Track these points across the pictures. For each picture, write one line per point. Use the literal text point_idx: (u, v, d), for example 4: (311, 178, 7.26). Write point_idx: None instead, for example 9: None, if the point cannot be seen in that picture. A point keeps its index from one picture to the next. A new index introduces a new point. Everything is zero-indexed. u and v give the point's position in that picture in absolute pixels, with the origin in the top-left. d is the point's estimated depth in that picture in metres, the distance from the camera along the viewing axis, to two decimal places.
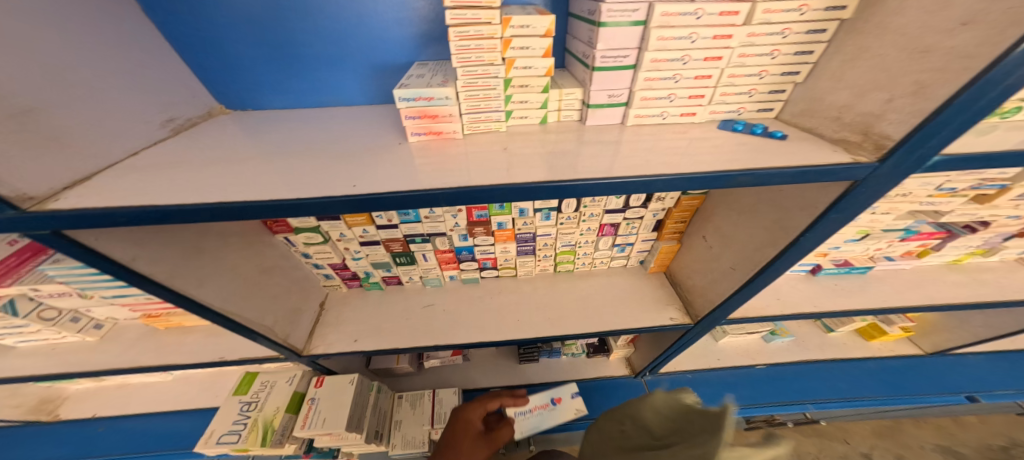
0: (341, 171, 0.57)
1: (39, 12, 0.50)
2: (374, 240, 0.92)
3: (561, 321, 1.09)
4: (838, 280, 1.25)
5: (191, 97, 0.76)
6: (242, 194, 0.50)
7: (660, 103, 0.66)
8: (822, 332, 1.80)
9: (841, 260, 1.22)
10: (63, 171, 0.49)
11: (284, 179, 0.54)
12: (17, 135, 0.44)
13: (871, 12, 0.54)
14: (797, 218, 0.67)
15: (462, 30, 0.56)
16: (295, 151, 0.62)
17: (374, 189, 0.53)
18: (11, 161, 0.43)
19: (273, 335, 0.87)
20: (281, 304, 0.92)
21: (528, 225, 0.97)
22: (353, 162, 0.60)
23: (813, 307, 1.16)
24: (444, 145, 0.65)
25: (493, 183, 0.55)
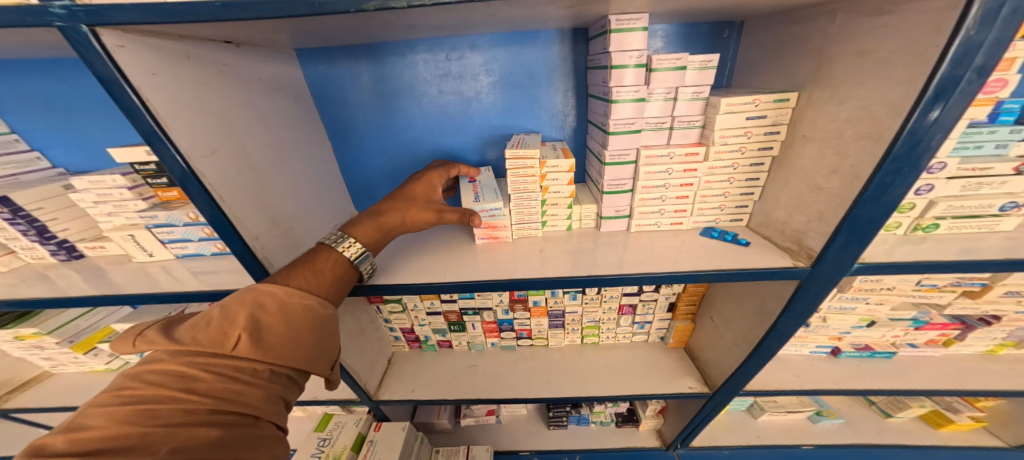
0: (435, 266, 0.87)
1: (296, 169, 0.92)
2: (437, 310, 1.20)
3: (587, 384, 1.24)
4: (861, 363, 1.25)
5: (345, 208, 1.16)
6: (383, 280, 0.83)
7: (654, 215, 0.90)
8: (880, 417, 1.70)
9: (861, 344, 1.23)
10: (293, 258, 0.87)
11: (401, 272, 0.85)
12: (284, 243, 0.84)
13: (788, 155, 0.74)
14: (772, 306, 0.83)
15: (515, 172, 0.86)
16: (404, 249, 0.96)
17: (459, 278, 0.81)
18: (279, 257, 0.82)
19: (357, 378, 1.13)
20: (365, 356, 1.19)
21: (558, 303, 1.19)
22: (440, 260, 0.90)
23: (834, 384, 1.18)
24: (498, 247, 0.93)
25: (533, 277, 0.81)
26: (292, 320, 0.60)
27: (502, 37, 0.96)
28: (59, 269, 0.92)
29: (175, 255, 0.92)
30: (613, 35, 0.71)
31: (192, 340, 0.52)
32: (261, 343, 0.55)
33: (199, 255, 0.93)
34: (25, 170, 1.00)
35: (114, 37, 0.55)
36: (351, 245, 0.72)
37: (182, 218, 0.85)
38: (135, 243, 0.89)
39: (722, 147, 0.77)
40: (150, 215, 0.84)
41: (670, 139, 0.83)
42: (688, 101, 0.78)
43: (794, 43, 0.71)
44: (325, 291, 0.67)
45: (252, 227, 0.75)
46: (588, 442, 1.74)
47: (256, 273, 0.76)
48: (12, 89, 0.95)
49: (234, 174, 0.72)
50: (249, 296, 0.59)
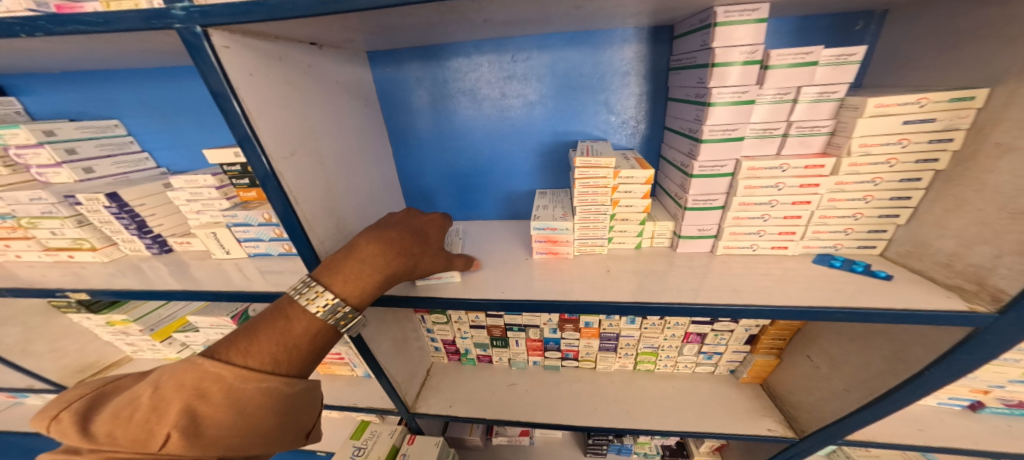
0: (494, 280, 0.80)
1: (362, 173, 0.90)
2: (482, 324, 1.13)
3: (643, 416, 1.10)
4: (1009, 422, 0.99)
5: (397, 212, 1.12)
6: (445, 293, 0.77)
7: (749, 236, 0.77)
8: None
9: (1014, 400, 0.97)
10: None
11: (455, 286, 0.79)
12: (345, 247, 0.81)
13: (965, 170, 0.59)
14: (918, 353, 0.67)
15: (584, 183, 0.78)
16: None
17: (527, 295, 0.74)
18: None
19: (398, 388, 1.09)
20: (407, 366, 1.15)
21: (613, 326, 1.08)
22: (498, 275, 0.82)
23: (974, 445, 0.95)
24: (559, 264, 0.84)
25: (605, 299, 0.70)
26: (240, 409, 0.52)
27: (577, 36, 0.89)
28: (152, 262, 0.96)
29: (248, 254, 0.92)
30: (717, 29, 0.61)
31: (114, 437, 0.48)
32: (198, 440, 0.49)
33: (268, 255, 0.92)
34: (135, 169, 1.08)
35: (222, 38, 0.53)
36: (321, 299, 0.59)
37: (257, 218, 0.85)
38: (215, 240, 0.90)
39: (861, 159, 0.64)
40: (230, 214, 0.85)
41: (782, 149, 0.70)
42: (812, 103, 0.65)
43: (971, 30, 0.57)
44: (294, 366, 0.58)
45: (320, 230, 0.73)
46: None
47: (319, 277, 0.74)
48: (125, 94, 1.02)
49: (308, 176, 0.70)
50: (189, 380, 0.51)
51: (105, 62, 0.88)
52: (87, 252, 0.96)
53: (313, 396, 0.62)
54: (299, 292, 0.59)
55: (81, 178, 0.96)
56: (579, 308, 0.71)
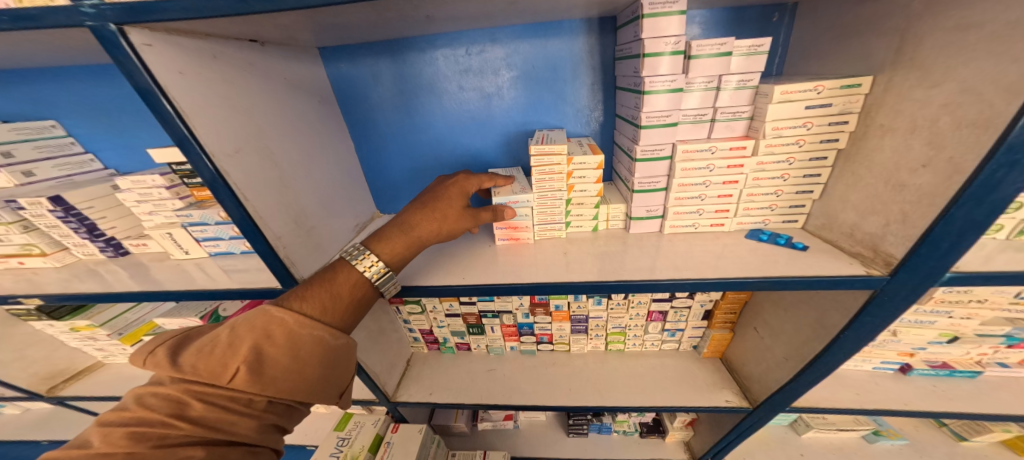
0: (455, 268, 0.83)
1: (319, 169, 0.91)
2: (456, 312, 1.14)
3: (611, 392, 1.16)
4: (937, 383, 1.10)
5: (363, 208, 1.11)
6: (408, 280, 0.80)
7: (691, 215, 0.83)
8: (952, 441, 1.52)
9: (937, 361, 1.09)
10: (317, 261, 0.85)
11: (418, 274, 0.82)
12: (306, 242, 0.82)
13: (861, 148, 0.66)
14: (835, 318, 0.73)
15: (541, 171, 0.81)
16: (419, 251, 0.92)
17: (483, 280, 0.77)
18: (302, 256, 0.80)
19: (376, 378, 1.10)
20: (382, 356, 1.15)
21: (581, 308, 1.11)
22: (459, 264, 0.85)
23: (903, 404, 1.05)
24: (521, 249, 0.87)
25: (559, 279, 0.75)
26: (295, 353, 0.59)
27: (527, 30, 0.92)
28: (110, 265, 0.95)
29: (208, 253, 0.92)
30: (646, 21, 0.65)
31: (195, 368, 0.55)
32: (260, 378, 0.56)
33: (229, 253, 0.93)
34: (80, 171, 1.05)
35: (142, 36, 0.54)
36: (365, 260, 0.67)
37: (213, 217, 0.86)
38: (172, 241, 0.90)
39: (775, 141, 0.71)
40: (185, 214, 0.85)
41: (711, 133, 0.77)
42: (734, 90, 0.71)
43: (865, 23, 0.64)
44: (338, 317, 0.65)
45: (276, 225, 0.74)
46: (608, 451, 1.64)
47: (279, 273, 0.75)
48: (66, 94, 0.99)
49: (258, 173, 0.71)
50: (259, 323, 0.59)
51: (45, 61, 0.86)
52: (37, 258, 0.94)
53: (352, 355, 0.67)
54: (350, 253, 0.68)
55: (22, 182, 0.93)
56: (530, 290, 0.74)
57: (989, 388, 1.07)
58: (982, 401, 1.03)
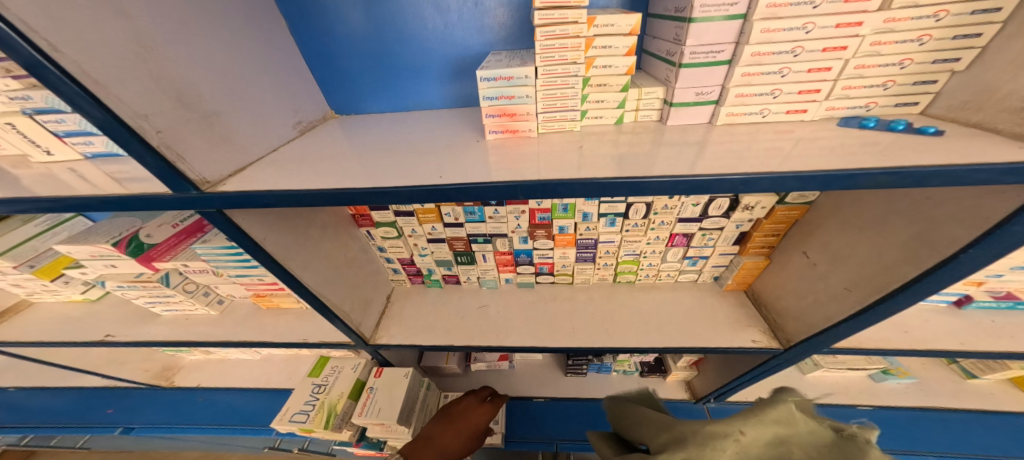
0: (423, 165, 0.56)
1: (218, 21, 0.56)
2: (440, 237, 0.88)
3: (623, 332, 1.00)
4: (994, 316, 0.92)
5: (314, 103, 0.77)
6: (351, 182, 0.51)
7: (760, 99, 0.59)
8: (959, 378, 1.42)
9: (1001, 291, 0.90)
10: (231, 162, 0.55)
11: (372, 172, 0.54)
12: (204, 131, 0.51)
13: None
14: (953, 231, 0.53)
15: (548, 30, 0.54)
16: (384, 148, 0.62)
17: (464, 179, 0.52)
18: (197, 149, 0.50)
19: (350, 321, 0.85)
20: (358, 292, 0.89)
21: (591, 231, 0.91)
22: (432, 160, 0.58)
23: (957, 345, 0.85)
24: (519, 143, 0.63)
25: (574, 176, 0.52)
26: None
27: None
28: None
29: (81, 155, 0.67)
30: None
31: None
32: None
33: (114, 157, 0.68)
34: None
35: None
36: None
37: None
38: (17, 135, 0.63)
39: None
40: (20, 95, 0.58)
41: None
42: None
43: None
44: None
45: (127, 91, 0.42)
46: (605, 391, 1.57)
47: (159, 173, 0.46)
48: None
49: None
50: None
51: None
52: None
53: None
54: None
55: None
56: (534, 191, 0.52)
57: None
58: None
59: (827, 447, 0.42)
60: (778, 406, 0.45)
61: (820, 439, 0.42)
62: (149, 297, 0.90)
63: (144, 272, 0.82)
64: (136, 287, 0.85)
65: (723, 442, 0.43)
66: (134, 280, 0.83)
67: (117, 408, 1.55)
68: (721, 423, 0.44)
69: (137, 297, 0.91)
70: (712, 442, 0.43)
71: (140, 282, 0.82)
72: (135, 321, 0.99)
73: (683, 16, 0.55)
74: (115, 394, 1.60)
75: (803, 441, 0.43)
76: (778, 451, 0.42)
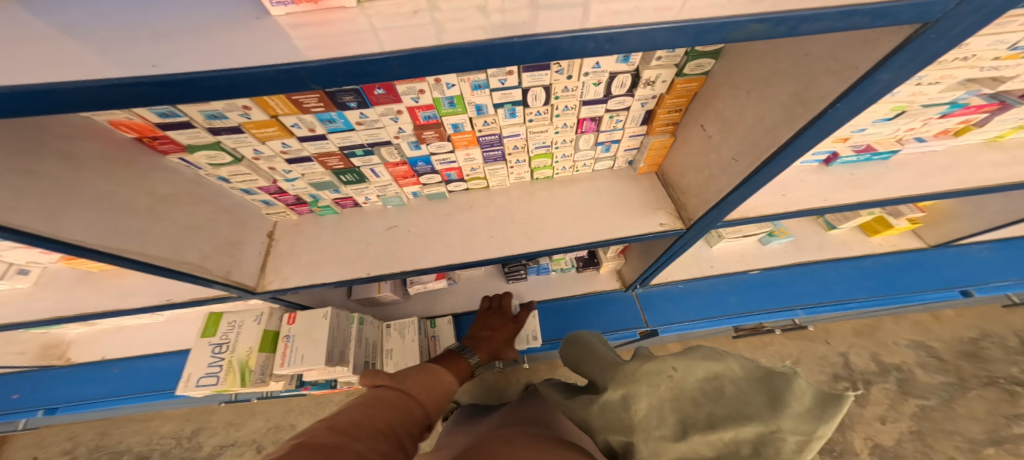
0: (135, 46, 0.36)
1: None
2: (304, 155, 0.73)
3: (540, 234, 0.98)
4: (854, 170, 0.96)
5: None
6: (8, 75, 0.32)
7: None
8: (822, 230, 1.65)
9: (861, 146, 0.91)
10: None
11: (56, 59, 0.34)
12: None
13: None
14: (826, 85, 0.48)
15: None
16: (82, 19, 0.38)
17: (200, 65, 0.34)
18: None
19: (206, 272, 0.71)
20: (205, 236, 0.73)
21: (490, 125, 0.79)
22: (149, 41, 0.36)
23: (820, 202, 0.90)
24: (327, 19, 0.40)
25: (385, 48, 0.37)
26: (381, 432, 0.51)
27: None
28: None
29: None
30: None
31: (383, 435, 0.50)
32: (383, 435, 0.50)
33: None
34: None
35: None
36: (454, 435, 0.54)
37: None
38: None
39: None
40: None
41: None
42: None
43: None
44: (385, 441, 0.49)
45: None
46: (544, 290, 1.66)
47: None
48: None
49: None
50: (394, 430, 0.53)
51: None
52: None
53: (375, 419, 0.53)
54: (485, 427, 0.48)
55: None
56: (326, 74, 0.37)
57: (896, 168, 0.96)
58: (885, 182, 0.93)
59: (750, 378, 0.47)
60: (706, 346, 0.51)
61: (747, 372, 0.48)
62: None
63: None
64: None
65: (657, 378, 0.49)
66: None
67: (25, 392, 1.37)
68: (655, 363, 0.50)
69: None
70: (649, 378, 0.49)
71: None
72: None
73: None
74: (15, 379, 1.39)
75: (734, 375, 0.48)
76: (713, 383, 0.47)
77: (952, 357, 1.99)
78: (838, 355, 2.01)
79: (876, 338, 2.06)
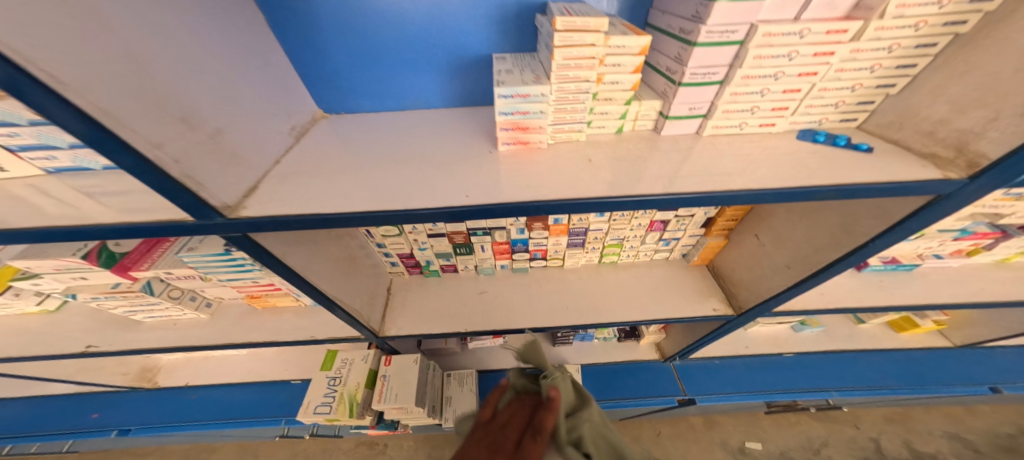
0: (436, 182, 0.63)
1: (216, 40, 0.54)
2: (441, 232, 0.99)
3: (609, 307, 1.14)
4: (883, 277, 1.14)
5: (301, 104, 0.76)
6: (377, 201, 0.58)
7: (741, 114, 0.68)
8: (853, 324, 1.76)
9: (888, 256, 1.10)
10: (236, 181, 0.54)
11: (394, 190, 0.61)
12: (213, 152, 0.50)
13: (997, 28, 0.53)
14: (868, 225, 0.69)
15: (568, 51, 0.56)
16: (393, 162, 0.68)
17: (489, 198, 0.59)
18: (213, 173, 0.49)
19: (360, 316, 0.95)
20: (363, 291, 0.99)
21: (582, 220, 1.01)
22: (433, 177, 0.64)
23: (853, 302, 1.07)
24: (532, 155, 0.69)
25: (589, 195, 0.60)
26: None
27: None
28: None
29: (45, 171, 0.59)
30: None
31: None
32: None
33: (85, 172, 0.61)
34: None
35: None
36: None
37: (22, 114, 0.50)
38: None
39: (891, 22, 0.54)
40: None
41: (802, 12, 0.56)
42: None
43: None
44: None
45: (141, 127, 0.41)
46: (588, 355, 1.75)
47: (181, 202, 0.45)
48: None
49: (78, 41, 0.35)
50: None
51: None
52: None
53: None
54: None
55: None
56: (557, 209, 0.60)
57: (919, 277, 1.13)
58: (910, 289, 1.10)
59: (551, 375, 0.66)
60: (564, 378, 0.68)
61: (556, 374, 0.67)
62: (131, 307, 0.88)
63: (123, 283, 0.81)
64: (115, 297, 0.83)
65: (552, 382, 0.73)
66: (111, 291, 0.82)
67: (101, 411, 1.46)
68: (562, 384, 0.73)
69: (116, 307, 0.88)
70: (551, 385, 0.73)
71: (120, 292, 0.81)
72: (122, 330, 0.97)
73: (687, 38, 0.59)
74: (92, 399, 1.49)
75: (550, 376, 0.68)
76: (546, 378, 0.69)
77: (990, 450, 1.97)
78: (869, 440, 1.99)
79: (907, 425, 2.04)
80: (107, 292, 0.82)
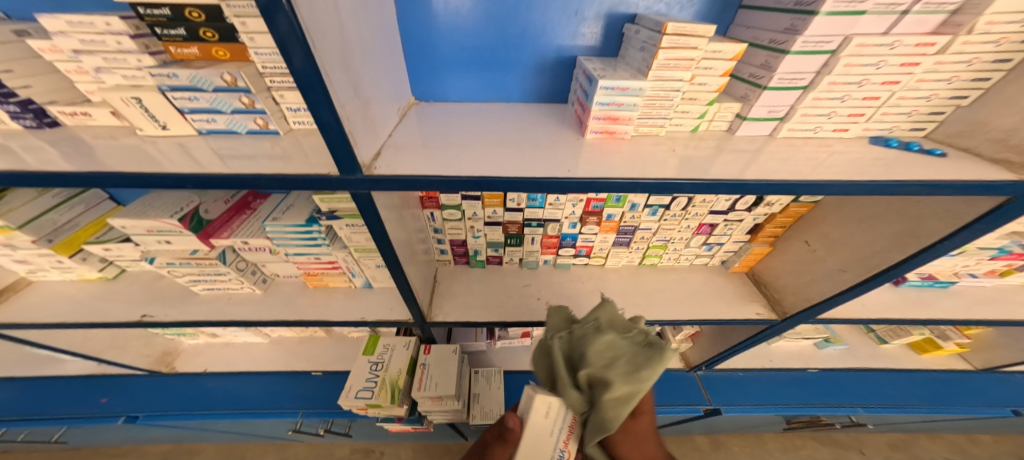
0: (534, 160, 0.66)
1: (377, 28, 0.63)
2: (498, 221, 1.01)
3: (652, 307, 1.15)
4: (920, 292, 1.17)
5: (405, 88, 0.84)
6: (487, 171, 0.60)
7: (818, 118, 0.73)
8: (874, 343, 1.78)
9: (925, 273, 1.14)
10: (372, 144, 0.61)
11: (500, 164, 0.63)
12: (363, 117, 0.58)
13: None
14: (934, 227, 0.74)
15: (670, 53, 0.63)
16: (490, 144, 0.70)
17: (592, 175, 0.62)
18: (363, 134, 0.57)
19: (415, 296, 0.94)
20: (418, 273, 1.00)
21: (633, 219, 1.04)
22: (531, 155, 0.68)
23: (893, 313, 1.10)
24: (618, 144, 0.73)
25: (685, 176, 0.63)
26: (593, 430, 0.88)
27: None
28: (25, 139, 0.67)
29: (199, 131, 0.71)
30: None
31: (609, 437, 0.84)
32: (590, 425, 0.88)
33: (231, 134, 0.72)
34: None
35: None
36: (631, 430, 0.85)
37: (214, 81, 0.64)
38: (143, 110, 0.66)
39: (976, 38, 0.60)
40: (166, 73, 0.62)
41: (891, 30, 0.62)
42: None
43: None
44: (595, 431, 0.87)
45: (338, 84, 0.48)
46: None
47: (340, 156, 0.52)
48: None
49: (321, 14, 0.44)
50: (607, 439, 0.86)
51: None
52: None
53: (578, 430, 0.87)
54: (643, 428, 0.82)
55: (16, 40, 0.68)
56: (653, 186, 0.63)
57: (954, 294, 1.17)
58: (945, 304, 1.14)
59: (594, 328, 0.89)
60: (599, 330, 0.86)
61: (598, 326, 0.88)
62: (199, 275, 0.91)
63: (200, 249, 0.85)
64: (189, 264, 0.87)
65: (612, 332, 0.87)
66: (187, 257, 0.86)
67: (113, 396, 1.41)
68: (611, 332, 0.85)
69: (182, 274, 0.92)
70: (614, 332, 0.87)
71: (196, 259, 0.85)
72: (178, 300, 0.97)
73: (783, 48, 0.64)
74: (106, 383, 1.44)
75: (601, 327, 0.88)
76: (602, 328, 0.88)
77: None
78: None
79: (914, 453, 2.05)
80: (183, 257, 0.86)
